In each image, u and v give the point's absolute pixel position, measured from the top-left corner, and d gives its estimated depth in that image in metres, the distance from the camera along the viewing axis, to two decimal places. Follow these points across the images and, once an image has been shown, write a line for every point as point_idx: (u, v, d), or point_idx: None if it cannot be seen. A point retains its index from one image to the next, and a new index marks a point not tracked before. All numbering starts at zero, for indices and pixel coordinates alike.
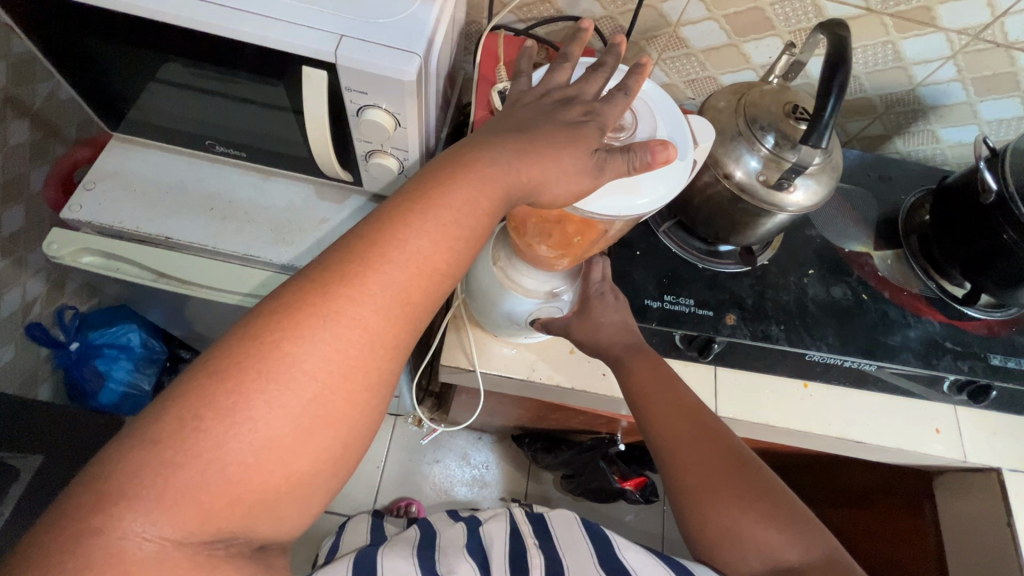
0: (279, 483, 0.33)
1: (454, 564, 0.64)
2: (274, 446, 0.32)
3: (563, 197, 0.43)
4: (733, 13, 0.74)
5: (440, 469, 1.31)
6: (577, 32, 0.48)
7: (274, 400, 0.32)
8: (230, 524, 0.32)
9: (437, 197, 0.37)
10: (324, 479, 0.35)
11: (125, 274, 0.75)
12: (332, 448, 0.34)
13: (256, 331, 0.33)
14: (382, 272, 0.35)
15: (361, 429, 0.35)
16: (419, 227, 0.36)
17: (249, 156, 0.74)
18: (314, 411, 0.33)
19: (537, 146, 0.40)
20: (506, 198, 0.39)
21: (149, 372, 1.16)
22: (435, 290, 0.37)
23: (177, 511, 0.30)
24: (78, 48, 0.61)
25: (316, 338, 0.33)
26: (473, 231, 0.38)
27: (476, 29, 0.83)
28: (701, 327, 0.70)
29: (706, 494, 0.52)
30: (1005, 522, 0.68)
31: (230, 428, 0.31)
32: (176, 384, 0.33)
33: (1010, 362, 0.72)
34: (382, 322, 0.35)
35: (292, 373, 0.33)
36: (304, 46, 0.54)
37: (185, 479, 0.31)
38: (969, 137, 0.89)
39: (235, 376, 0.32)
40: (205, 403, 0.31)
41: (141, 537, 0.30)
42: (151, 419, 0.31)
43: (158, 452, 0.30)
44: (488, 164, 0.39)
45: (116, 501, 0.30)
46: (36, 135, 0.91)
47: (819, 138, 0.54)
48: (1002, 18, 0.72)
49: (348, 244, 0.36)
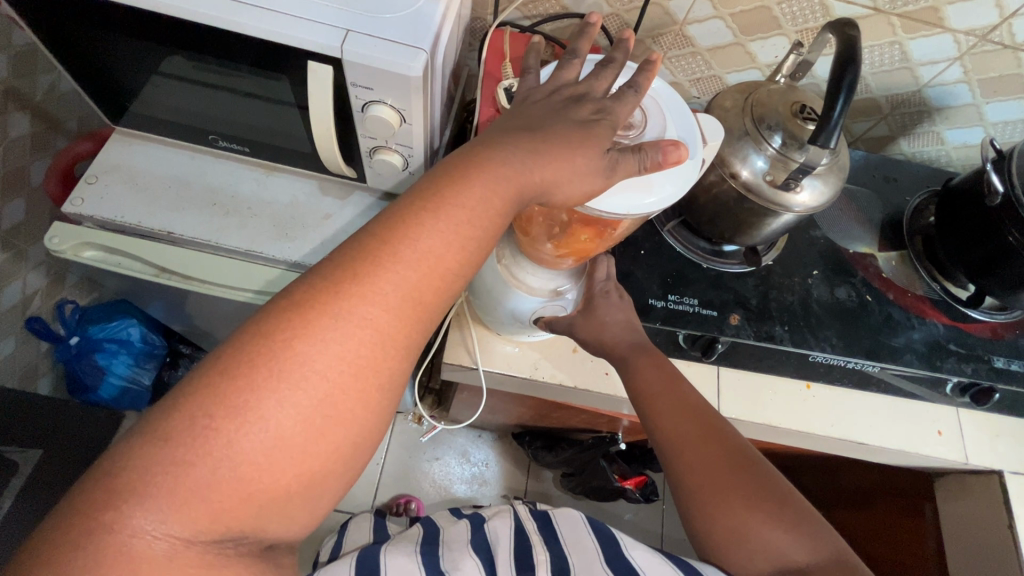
0: (289, 483, 0.32)
1: (460, 561, 0.65)
2: (284, 446, 0.32)
3: (575, 197, 0.42)
4: (739, 12, 0.74)
5: (440, 467, 1.31)
6: (585, 28, 0.48)
7: (285, 399, 0.32)
8: (239, 523, 0.32)
9: (449, 196, 0.37)
10: (333, 479, 0.34)
11: (126, 269, 0.74)
12: (343, 448, 0.34)
13: (267, 329, 0.33)
14: (393, 272, 0.35)
15: (371, 429, 0.35)
16: (431, 226, 0.36)
17: (252, 151, 0.73)
18: (324, 411, 0.33)
19: (548, 144, 0.40)
20: (518, 197, 0.39)
21: (149, 367, 1.15)
22: (446, 290, 0.37)
23: (187, 510, 0.30)
24: (81, 40, 0.60)
25: (327, 337, 0.33)
26: (485, 231, 0.38)
27: (481, 25, 0.82)
28: (705, 328, 0.70)
29: (713, 495, 0.52)
30: (1006, 524, 0.68)
31: (241, 426, 0.31)
32: (186, 382, 0.32)
33: (1013, 364, 0.73)
34: (394, 322, 0.35)
35: (303, 372, 0.32)
36: (310, 41, 0.53)
37: (196, 477, 0.30)
38: (974, 138, 0.89)
39: (246, 375, 0.32)
40: (215, 401, 0.31)
41: (151, 536, 0.30)
42: (162, 416, 0.31)
43: (168, 450, 0.30)
44: (500, 163, 0.38)
45: (126, 498, 0.30)
46: (37, 128, 0.91)
47: (828, 138, 0.54)
48: (1010, 19, 0.71)
49: (359, 242, 0.36)
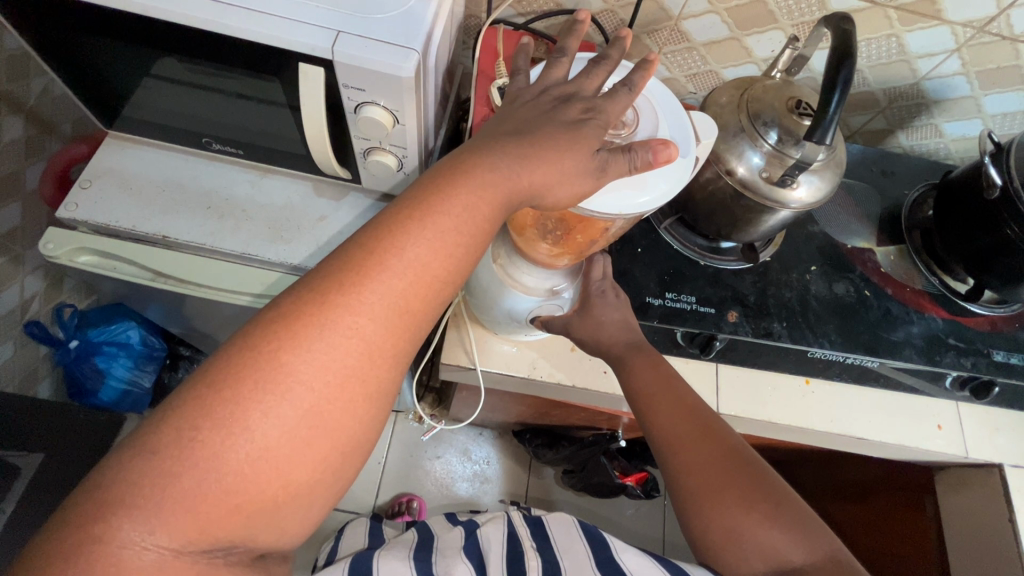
0: (276, 491, 0.32)
1: (453, 565, 0.65)
2: (271, 456, 0.32)
3: (566, 201, 0.42)
4: (734, 6, 0.73)
5: (441, 465, 1.31)
6: (573, 24, 0.47)
7: (272, 411, 0.32)
8: (228, 533, 0.32)
9: (437, 205, 0.37)
10: (323, 488, 0.34)
11: (122, 273, 0.73)
12: (331, 458, 0.34)
13: (255, 341, 0.33)
14: (380, 281, 0.35)
15: (360, 438, 0.35)
16: (418, 236, 0.36)
17: (246, 154, 0.73)
18: (312, 421, 0.33)
19: (537, 149, 0.40)
20: (506, 205, 0.39)
21: (149, 369, 1.15)
22: (434, 299, 0.37)
23: (176, 521, 0.30)
24: (69, 44, 0.60)
25: (314, 348, 0.33)
26: (473, 240, 0.38)
27: (475, 23, 0.82)
28: (703, 325, 0.70)
29: (709, 494, 0.52)
30: (1006, 518, 0.68)
31: (228, 438, 0.31)
32: (176, 394, 0.32)
33: (1012, 358, 0.73)
34: (381, 331, 0.35)
35: (290, 384, 0.32)
36: (301, 42, 0.53)
37: (183, 489, 0.30)
38: (973, 131, 0.89)
39: (233, 387, 0.32)
40: (203, 413, 0.31)
41: (140, 546, 0.30)
42: (151, 429, 0.31)
43: (158, 461, 0.30)
44: (488, 170, 0.38)
45: (116, 510, 0.30)
46: (31, 131, 0.90)
47: (824, 133, 0.53)
48: (1008, 10, 0.71)
49: (345, 252, 0.36)
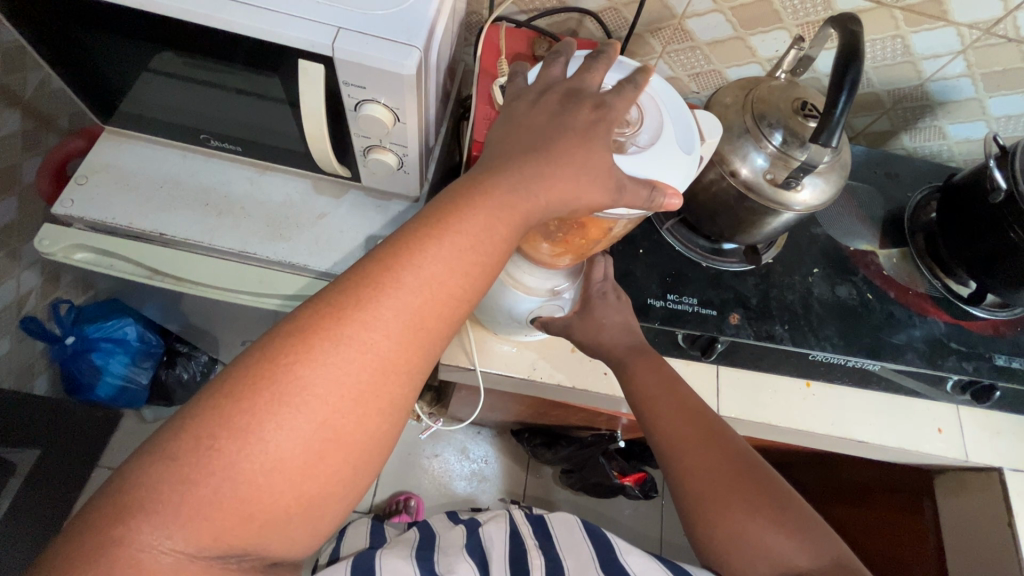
0: (289, 504, 0.32)
1: (454, 564, 0.64)
2: (284, 468, 0.31)
3: (581, 214, 0.42)
4: (739, 5, 0.73)
5: (439, 463, 1.31)
6: None
7: (287, 424, 0.31)
8: (241, 542, 0.31)
9: (454, 222, 0.36)
10: (335, 501, 0.34)
11: (120, 270, 0.72)
12: (342, 472, 0.33)
13: (272, 352, 0.32)
14: (394, 297, 0.34)
15: (372, 452, 0.35)
16: (434, 252, 0.35)
17: (244, 150, 0.72)
18: (325, 434, 0.32)
19: (554, 157, 0.39)
20: (522, 220, 0.38)
21: (145, 366, 1.14)
22: (448, 317, 0.36)
23: (192, 526, 0.30)
24: (64, 38, 0.59)
25: (328, 362, 0.33)
26: (488, 257, 0.37)
27: (476, 20, 0.81)
28: (704, 327, 0.69)
29: (717, 500, 0.51)
30: (1005, 522, 0.68)
31: (243, 448, 0.31)
32: (193, 403, 0.32)
33: (1014, 362, 0.72)
34: (395, 346, 0.34)
35: (305, 397, 0.32)
36: (301, 38, 0.52)
37: (200, 496, 0.30)
38: (977, 133, 0.88)
39: (250, 398, 0.31)
40: (221, 422, 0.31)
41: (157, 550, 0.29)
42: (171, 434, 0.31)
43: (175, 468, 0.30)
44: (500, 185, 0.38)
45: (135, 513, 0.29)
46: (27, 125, 0.89)
47: (830, 136, 0.52)
48: (1013, 12, 0.70)
49: (362, 267, 0.35)
